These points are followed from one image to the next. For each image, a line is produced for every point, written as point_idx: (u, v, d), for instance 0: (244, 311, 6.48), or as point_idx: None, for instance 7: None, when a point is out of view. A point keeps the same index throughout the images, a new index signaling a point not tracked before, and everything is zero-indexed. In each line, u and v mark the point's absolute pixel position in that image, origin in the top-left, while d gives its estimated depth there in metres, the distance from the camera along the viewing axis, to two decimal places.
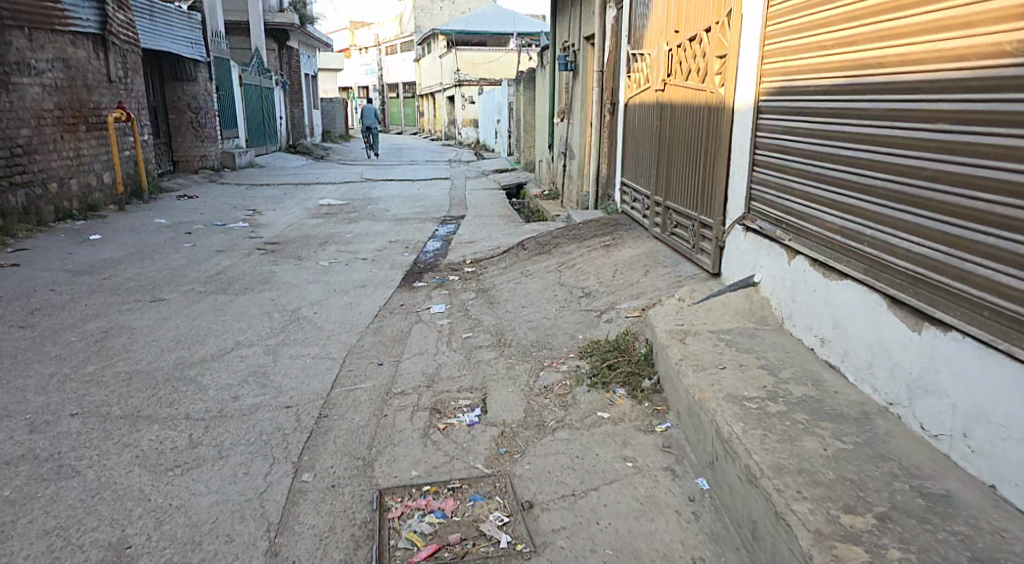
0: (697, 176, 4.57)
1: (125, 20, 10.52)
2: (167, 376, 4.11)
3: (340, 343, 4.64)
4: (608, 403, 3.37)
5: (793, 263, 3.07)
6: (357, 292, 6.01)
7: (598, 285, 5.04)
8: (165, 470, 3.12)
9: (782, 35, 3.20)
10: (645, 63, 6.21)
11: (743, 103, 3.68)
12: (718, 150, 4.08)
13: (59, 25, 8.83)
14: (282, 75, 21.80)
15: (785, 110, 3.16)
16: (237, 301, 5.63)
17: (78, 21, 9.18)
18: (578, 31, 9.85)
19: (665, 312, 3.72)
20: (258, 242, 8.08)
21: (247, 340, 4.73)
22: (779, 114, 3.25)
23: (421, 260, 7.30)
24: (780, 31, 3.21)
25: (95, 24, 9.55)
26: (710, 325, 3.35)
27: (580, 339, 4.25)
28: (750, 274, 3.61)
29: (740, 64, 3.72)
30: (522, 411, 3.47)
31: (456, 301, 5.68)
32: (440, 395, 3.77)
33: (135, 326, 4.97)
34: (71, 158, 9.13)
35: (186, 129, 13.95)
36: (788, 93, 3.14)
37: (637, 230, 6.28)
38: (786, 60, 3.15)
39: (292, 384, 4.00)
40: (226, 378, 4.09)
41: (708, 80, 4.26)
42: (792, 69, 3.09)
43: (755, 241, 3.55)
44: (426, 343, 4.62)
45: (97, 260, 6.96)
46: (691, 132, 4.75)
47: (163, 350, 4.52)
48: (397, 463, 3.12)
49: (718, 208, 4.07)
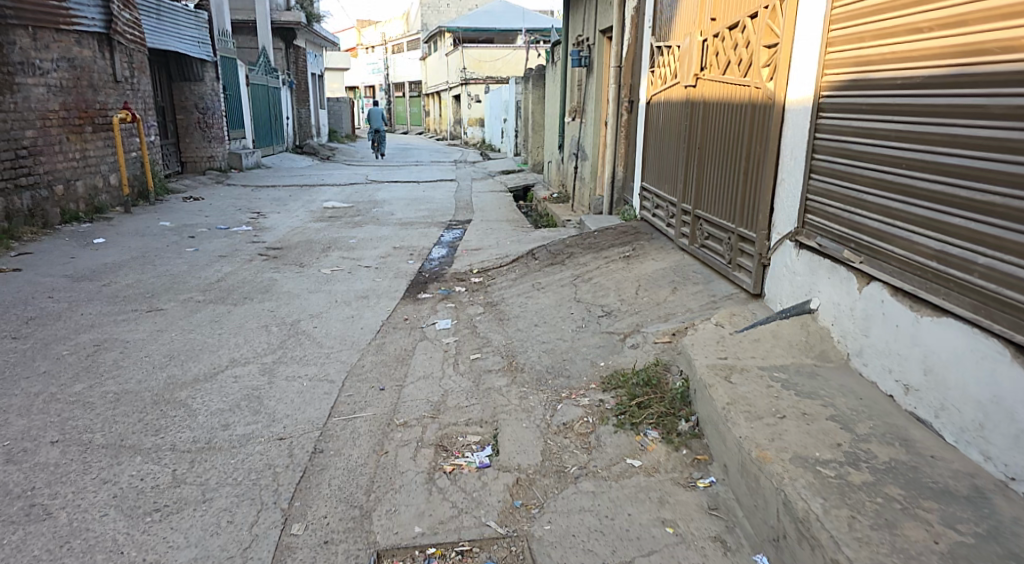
0: (734, 181, 4.28)
1: (131, 19, 10.08)
2: (157, 398, 3.59)
3: (339, 363, 4.16)
4: (639, 449, 2.88)
5: (866, 291, 2.78)
6: (359, 304, 5.54)
7: (620, 303, 4.59)
8: (142, 515, 2.62)
9: (861, 17, 2.93)
10: (671, 57, 5.82)
11: (804, 98, 3.43)
12: (765, 152, 3.83)
13: (65, 24, 8.39)
14: (288, 72, 21.32)
15: (863, 106, 2.88)
16: (236, 313, 5.17)
17: (84, 20, 8.74)
18: (593, 25, 9.42)
19: (701, 342, 3.30)
20: (260, 247, 7.64)
21: (242, 357, 4.22)
22: (854, 111, 2.97)
23: (427, 269, 6.87)
24: (859, 14, 2.94)
25: (101, 24, 9.11)
26: (760, 363, 2.95)
27: (602, 366, 3.77)
28: (806, 298, 3.30)
29: (801, 56, 3.46)
30: (540, 453, 2.98)
31: (464, 316, 5.23)
32: (446, 428, 3.28)
33: (128, 339, 4.49)
34: (77, 160, 8.70)
35: (193, 129, 13.60)
36: (867, 85, 2.87)
37: (658, 239, 5.86)
38: (866, 47, 2.88)
39: (286, 410, 3.47)
40: (217, 402, 3.55)
41: (755, 75, 3.99)
42: (874, 59, 2.81)
43: (812, 262, 3.26)
44: (431, 365, 4.15)
45: (95, 264, 6.51)
46: (726, 131, 4.45)
47: (154, 367, 4.00)
48: (398, 514, 2.63)
49: (764, 219, 3.81)
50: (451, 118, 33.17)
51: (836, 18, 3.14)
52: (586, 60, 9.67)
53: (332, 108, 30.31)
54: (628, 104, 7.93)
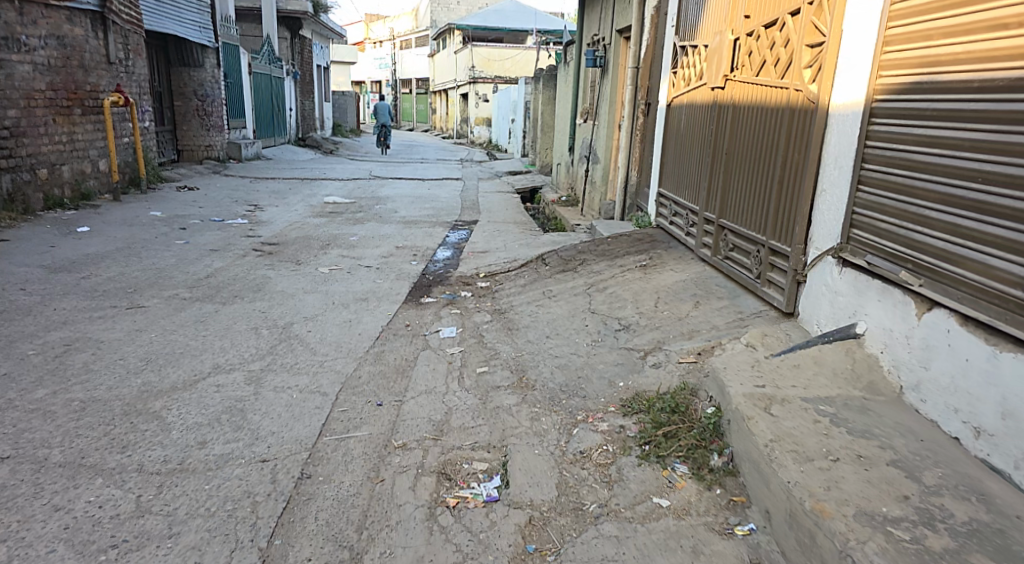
0: (765, 191, 4.01)
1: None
2: (128, 408, 3.29)
3: (332, 373, 3.86)
4: (667, 486, 2.58)
5: (928, 319, 2.49)
6: (357, 307, 5.24)
7: (638, 317, 4.29)
8: (96, 552, 2.33)
9: (929, 14, 2.68)
10: (697, 58, 5.56)
11: (853, 102, 3.15)
12: (804, 160, 3.57)
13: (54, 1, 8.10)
14: (294, 64, 21.06)
15: (931, 113, 2.63)
16: (223, 313, 4.87)
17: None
18: (610, 25, 9.14)
19: (733, 366, 3.01)
20: (256, 242, 7.35)
21: (228, 363, 3.92)
22: (916, 118, 2.72)
23: (431, 271, 6.57)
24: (927, 10, 2.69)
25: (94, 1, 8.83)
26: (803, 394, 2.66)
27: (621, 387, 3.47)
28: (850, 322, 3.01)
29: (850, 56, 3.20)
30: (554, 487, 2.68)
31: (468, 324, 4.93)
32: (449, 454, 2.99)
33: (103, 339, 4.20)
34: (64, 143, 8.42)
35: (191, 116, 13.32)
36: (936, 90, 2.61)
37: (677, 248, 5.57)
38: (936, 46, 2.63)
39: (272, 427, 3.18)
40: (196, 415, 3.25)
41: (794, 77, 3.72)
42: (947, 60, 2.56)
43: (860, 282, 2.98)
44: (434, 378, 3.85)
45: (77, 255, 6.23)
46: (758, 136, 4.18)
47: (127, 372, 3.71)
48: (394, 558, 2.34)
49: (800, 232, 3.54)
50: (459, 116, 32.88)
51: (896, 14, 2.89)
52: (601, 60, 9.36)
53: (337, 102, 30.07)
54: (645, 106, 7.64)
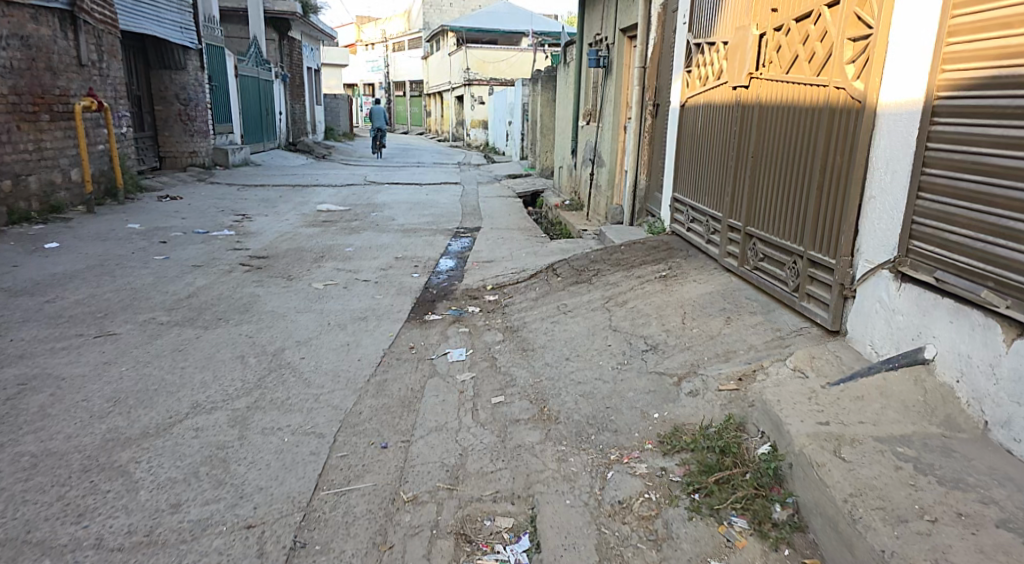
0: (800, 197, 3.69)
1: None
2: (88, 463, 3.02)
3: (329, 410, 3.54)
4: (725, 546, 2.29)
5: (1018, 348, 2.22)
6: (356, 327, 4.91)
7: (665, 335, 3.96)
8: None
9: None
10: (715, 56, 5.24)
11: (907, 99, 2.86)
12: (850, 164, 3.25)
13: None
14: (283, 67, 20.69)
15: (1009, 112, 2.33)
16: (204, 339, 4.54)
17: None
18: (613, 23, 8.82)
19: (787, 398, 2.70)
20: (243, 256, 7.02)
21: (209, 401, 3.61)
22: (989, 117, 2.41)
23: (434, 284, 6.25)
24: None
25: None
26: (874, 433, 2.35)
27: (655, 420, 3.15)
28: (913, 344, 2.70)
29: (902, 48, 2.90)
30: (595, 550, 2.40)
31: (478, 345, 4.60)
32: (468, 507, 2.71)
33: (65, 375, 3.87)
34: (31, 152, 8.09)
35: (174, 121, 12.98)
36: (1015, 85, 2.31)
37: (695, 256, 5.27)
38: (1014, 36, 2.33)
39: (260, 481, 2.91)
40: (170, 469, 2.98)
41: (833, 73, 3.41)
42: None
43: (924, 300, 2.66)
44: (443, 411, 3.55)
45: (43, 275, 5.90)
46: (789, 138, 3.86)
47: (91, 417, 3.40)
48: None
49: (846, 243, 3.22)
50: (454, 119, 32.53)
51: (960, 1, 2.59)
52: (605, 60, 9.03)
53: (329, 104, 29.71)
54: (653, 107, 7.33)
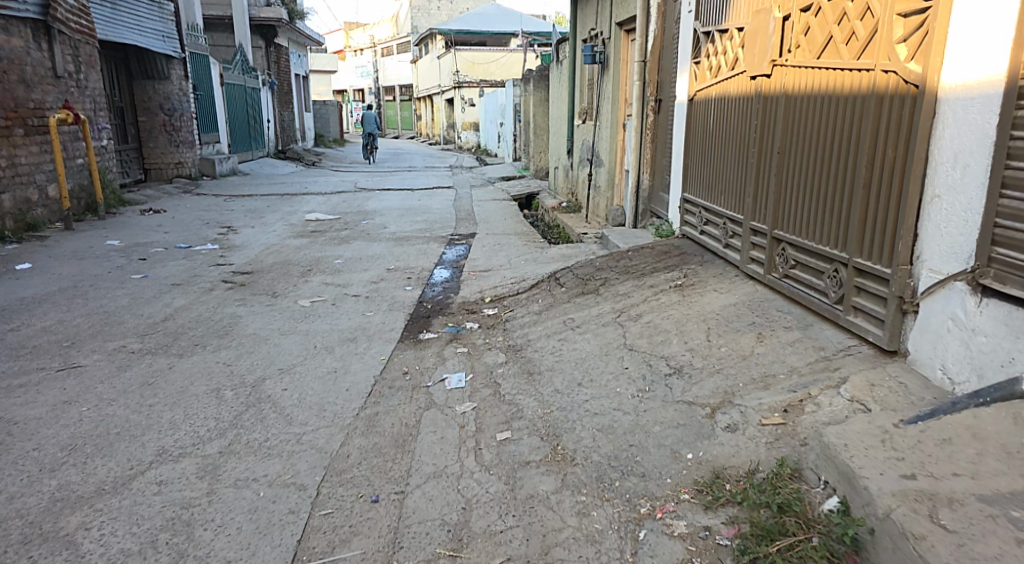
0: (841, 197, 3.26)
1: (76, 6, 9.04)
2: (30, 532, 2.53)
3: (312, 455, 3.07)
4: None
5: None
6: (344, 351, 4.43)
7: (689, 356, 3.50)
8: None
9: None
10: (729, 44, 4.80)
11: (983, 80, 2.46)
12: (904, 158, 2.83)
13: None
14: (269, 73, 20.16)
15: None
16: (177, 370, 4.06)
17: (14, 5, 7.67)
18: (608, 16, 8.36)
19: (856, 442, 2.24)
20: (226, 271, 6.55)
21: (177, 446, 3.13)
22: None
23: (428, 298, 5.77)
24: None
25: (36, 9, 8.06)
26: (976, 490, 1.92)
27: (690, 462, 2.69)
28: (1003, 372, 2.31)
29: (975, 21, 2.50)
30: None
31: (478, 368, 4.14)
32: None
33: (17, 419, 3.38)
34: (4, 168, 7.58)
35: (157, 132, 12.49)
36: None
37: (712, 261, 4.81)
38: None
39: (228, 552, 2.44)
40: (123, 539, 2.50)
41: (879, 53, 2.99)
42: None
43: (1015, 319, 2.27)
44: (442, 452, 3.08)
45: (10, 300, 5.41)
46: (823, 130, 3.42)
47: (40, 471, 2.92)
48: None
49: (903, 250, 2.79)
50: (445, 121, 32.07)
51: None
52: (601, 55, 8.55)
53: (320, 112, 29.25)
54: (655, 103, 6.87)
